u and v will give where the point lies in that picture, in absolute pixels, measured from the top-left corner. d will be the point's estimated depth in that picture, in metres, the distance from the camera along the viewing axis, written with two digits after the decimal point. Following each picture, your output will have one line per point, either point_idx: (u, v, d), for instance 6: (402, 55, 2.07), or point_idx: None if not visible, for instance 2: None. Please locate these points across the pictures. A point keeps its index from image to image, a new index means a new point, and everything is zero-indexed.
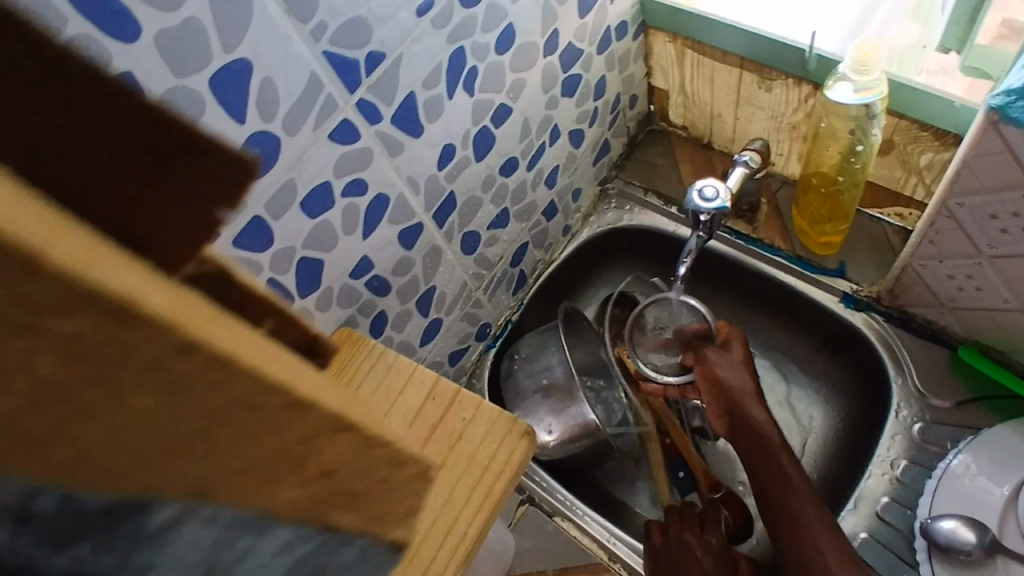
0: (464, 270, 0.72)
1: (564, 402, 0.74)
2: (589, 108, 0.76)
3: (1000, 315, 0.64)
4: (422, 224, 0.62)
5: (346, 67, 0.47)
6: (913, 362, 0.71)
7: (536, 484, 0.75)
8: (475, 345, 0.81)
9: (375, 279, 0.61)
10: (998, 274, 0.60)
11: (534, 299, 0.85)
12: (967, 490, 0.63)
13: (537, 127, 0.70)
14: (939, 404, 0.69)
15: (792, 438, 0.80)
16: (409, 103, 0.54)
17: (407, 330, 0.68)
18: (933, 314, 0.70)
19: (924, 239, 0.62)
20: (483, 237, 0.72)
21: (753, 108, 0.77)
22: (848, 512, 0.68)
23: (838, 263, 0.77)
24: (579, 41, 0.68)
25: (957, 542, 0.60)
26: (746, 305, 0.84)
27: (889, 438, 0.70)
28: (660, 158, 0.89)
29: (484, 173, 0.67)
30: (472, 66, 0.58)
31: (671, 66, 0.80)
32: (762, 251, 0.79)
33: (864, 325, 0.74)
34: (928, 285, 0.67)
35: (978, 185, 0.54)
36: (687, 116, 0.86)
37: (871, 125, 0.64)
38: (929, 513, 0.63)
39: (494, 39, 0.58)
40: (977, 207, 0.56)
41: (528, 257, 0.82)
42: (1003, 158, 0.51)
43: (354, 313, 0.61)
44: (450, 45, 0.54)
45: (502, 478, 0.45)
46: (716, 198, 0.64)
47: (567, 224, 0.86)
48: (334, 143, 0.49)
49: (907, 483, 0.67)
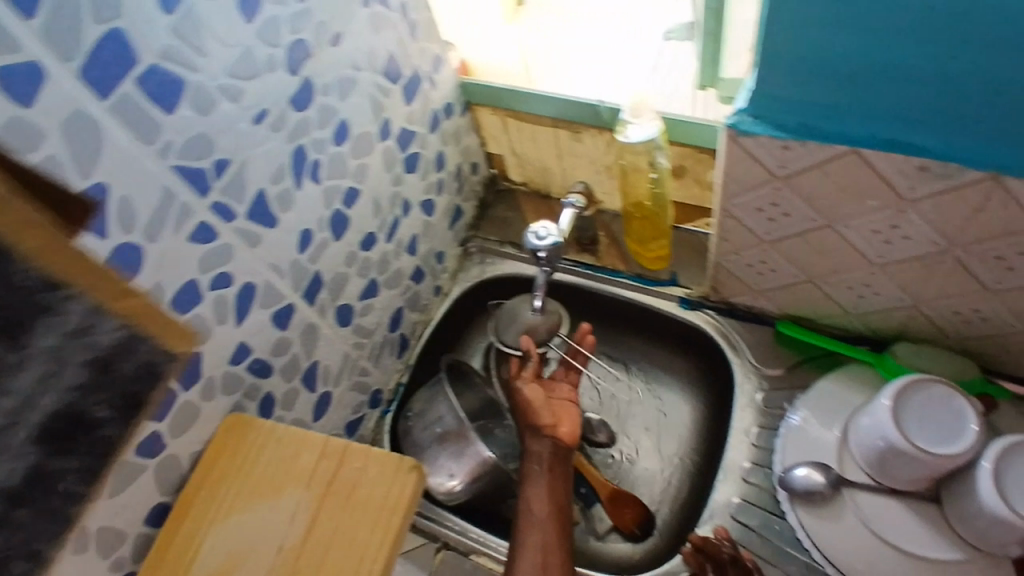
0: (343, 342, 0.77)
1: (460, 447, 0.79)
2: (434, 179, 0.86)
3: (799, 289, 0.76)
4: (293, 304, 0.68)
5: (194, 177, 0.54)
6: (746, 344, 0.83)
7: (449, 528, 0.80)
8: (370, 413, 0.85)
9: (256, 361, 0.66)
10: (782, 255, 0.72)
11: (419, 360, 0.91)
12: (810, 439, 0.74)
13: (387, 203, 0.78)
14: (773, 373, 0.81)
15: (671, 435, 0.90)
16: (261, 199, 0.61)
17: (298, 407, 0.73)
18: (750, 300, 0.82)
19: (721, 240, 0.73)
20: (357, 307, 0.78)
21: (574, 157, 0.89)
22: (704, 521, 0.76)
23: (670, 274, 0.89)
24: (411, 124, 0.78)
25: (811, 485, 0.70)
26: (606, 326, 0.95)
27: (741, 411, 0.80)
28: (508, 213, 1.00)
29: (345, 251, 0.74)
30: (314, 159, 0.66)
31: (499, 132, 0.92)
32: (608, 275, 0.91)
33: (703, 322, 0.86)
34: (738, 277, 0.79)
35: (739, 188, 0.65)
36: (524, 174, 0.98)
37: (659, 154, 0.77)
38: (783, 467, 0.73)
39: (330, 134, 0.67)
40: (746, 205, 0.67)
41: (405, 321, 0.88)
42: (750, 163, 0.62)
43: (240, 398, 0.65)
44: (290, 144, 0.63)
45: (399, 512, 0.55)
46: (548, 236, 0.74)
47: (437, 284, 0.93)
48: (194, 243, 0.55)
49: (762, 445, 0.78)
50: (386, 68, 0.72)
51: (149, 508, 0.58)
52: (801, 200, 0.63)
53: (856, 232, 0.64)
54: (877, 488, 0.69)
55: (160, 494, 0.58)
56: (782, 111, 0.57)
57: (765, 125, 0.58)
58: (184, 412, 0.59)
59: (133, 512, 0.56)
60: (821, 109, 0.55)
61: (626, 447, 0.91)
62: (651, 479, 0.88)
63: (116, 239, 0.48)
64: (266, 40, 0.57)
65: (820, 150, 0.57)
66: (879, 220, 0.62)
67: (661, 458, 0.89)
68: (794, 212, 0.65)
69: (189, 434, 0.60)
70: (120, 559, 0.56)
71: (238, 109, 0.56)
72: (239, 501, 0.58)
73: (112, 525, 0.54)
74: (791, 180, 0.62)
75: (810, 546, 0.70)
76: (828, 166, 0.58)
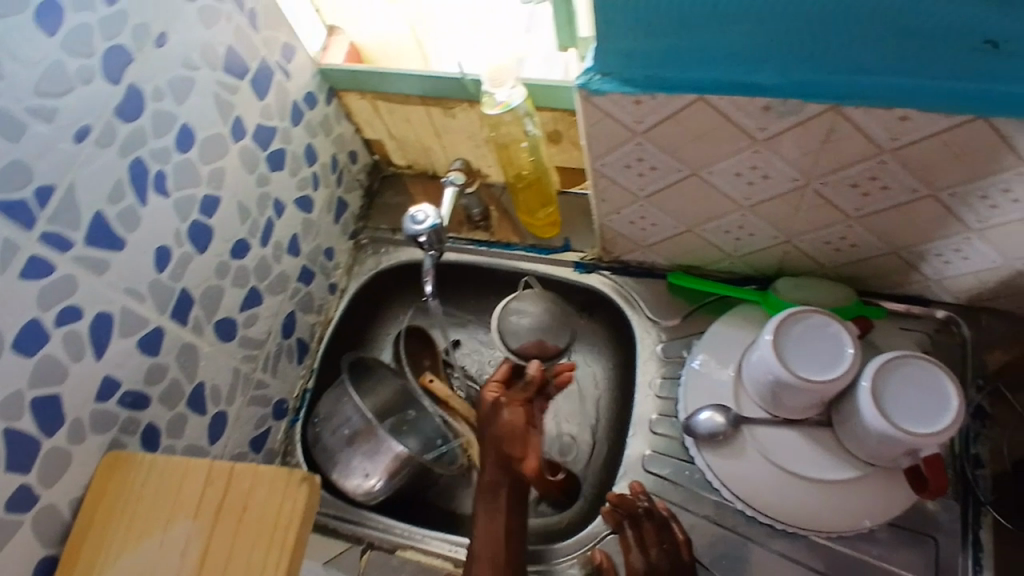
0: (231, 357, 0.74)
1: (372, 446, 0.77)
2: (307, 174, 0.82)
3: (681, 239, 0.77)
4: (162, 327, 0.65)
5: (12, 208, 0.50)
6: (642, 299, 0.84)
7: (372, 527, 0.78)
8: (276, 424, 0.82)
9: (129, 394, 0.62)
10: (660, 209, 0.72)
11: (324, 363, 0.88)
12: (709, 383, 0.75)
13: (255, 206, 0.74)
14: (671, 323, 0.82)
15: (585, 398, 0.90)
16: (100, 221, 0.57)
17: (189, 432, 0.70)
18: (639, 256, 0.83)
19: (598, 201, 0.73)
20: (239, 319, 0.74)
21: (450, 133, 0.87)
22: (620, 478, 0.77)
23: (563, 240, 0.88)
24: (268, 119, 0.74)
25: (714, 427, 0.72)
26: (508, 299, 0.94)
27: (644, 364, 0.81)
28: (398, 198, 0.97)
29: (213, 262, 0.69)
30: (158, 170, 0.62)
31: (372, 117, 0.88)
32: (502, 249, 0.89)
33: (598, 283, 0.86)
34: (624, 235, 0.79)
35: (603, 148, 0.65)
36: (407, 156, 0.94)
37: (528, 121, 0.76)
38: (687, 413, 0.75)
39: (173, 141, 0.63)
40: (614, 163, 0.66)
41: (300, 324, 0.85)
42: (609, 122, 0.61)
43: (118, 434, 0.62)
44: (126, 158, 0.58)
45: (292, 528, 0.53)
46: (426, 219, 0.72)
47: (330, 282, 0.90)
48: (27, 280, 0.52)
49: (667, 396, 0.79)
50: (227, 63, 0.67)
51: (34, 562, 0.54)
52: (664, 152, 0.63)
53: (721, 177, 0.65)
54: (774, 421, 0.71)
55: (42, 546, 0.54)
56: (627, 66, 0.56)
57: (612, 81, 0.57)
58: (49, 462, 0.55)
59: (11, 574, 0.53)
60: (663, 59, 0.54)
61: (545, 415, 0.91)
62: (572, 444, 0.89)
63: None
64: (75, 51, 0.53)
65: (670, 102, 0.57)
66: (742, 162, 0.62)
67: (579, 422, 0.89)
68: (661, 165, 0.65)
69: (70, 477, 0.57)
70: None
71: (54, 129, 0.52)
72: (124, 545, 0.54)
73: None
74: (649, 134, 0.61)
75: (719, 485, 0.72)
76: (680, 116, 0.58)
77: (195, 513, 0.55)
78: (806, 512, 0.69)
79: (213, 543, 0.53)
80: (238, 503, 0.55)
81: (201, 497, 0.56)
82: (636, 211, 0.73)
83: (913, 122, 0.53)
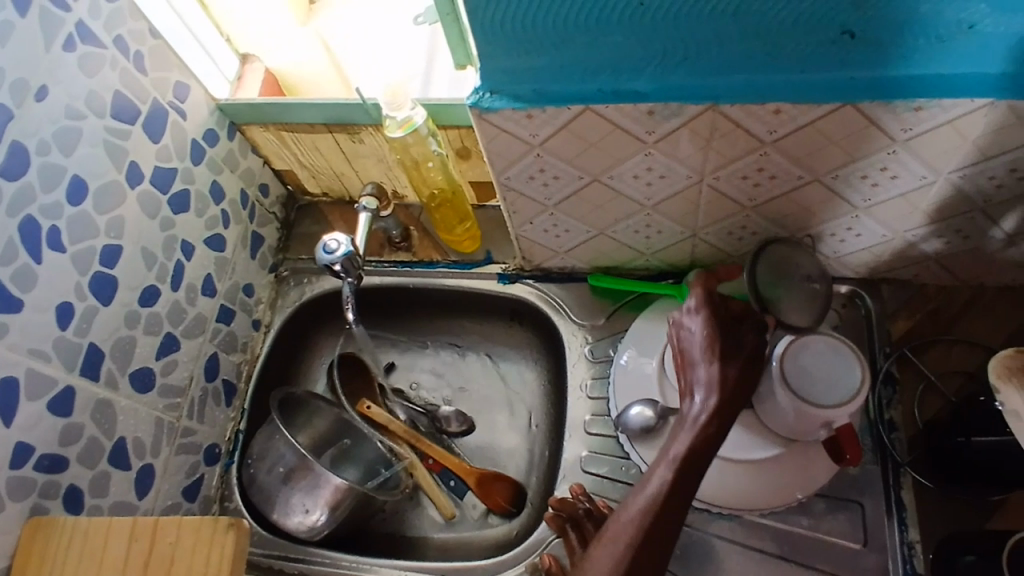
0: (152, 407, 0.72)
1: (311, 481, 0.76)
2: (216, 213, 0.80)
3: (595, 242, 0.78)
4: (73, 385, 0.62)
5: None
6: (567, 304, 0.86)
7: (321, 564, 0.77)
8: (209, 470, 0.80)
9: (45, 458, 0.60)
10: (570, 216, 0.74)
11: (255, 401, 0.86)
12: (636, 378, 0.77)
13: (162, 250, 0.72)
14: (596, 325, 0.84)
15: (524, 407, 0.91)
16: None
17: (113, 490, 0.67)
18: (559, 262, 0.84)
19: (510, 213, 0.74)
20: (157, 367, 0.72)
21: (360, 158, 0.87)
22: (561, 482, 0.77)
23: (485, 253, 0.89)
24: (165, 161, 0.72)
25: (645, 422, 0.73)
26: (438, 318, 0.94)
27: (574, 367, 0.83)
28: (317, 227, 0.96)
29: (121, 312, 0.67)
30: (51, 226, 0.60)
31: (279, 149, 0.87)
32: (425, 269, 0.90)
33: (523, 292, 0.87)
34: (540, 243, 0.80)
35: (505, 162, 0.66)
36: (321, 184, 0.94)
37: (432, 141, 0.77)
38: (618, 410, 0.76)
39: (63, 194, 0.61)
40: (518, 176, 0.68)
41: (225, 365, 0.83)
42: (505, 137, 0.62)
43: (37, 500, 0.59)
44: (14, 219, 0.57)
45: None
46: (340, 247, 0.71)
47: (253, 318, 0.88)
48: None
49: (598, 396, 0.81)
50: (115, 110, 0.66)
51: None
52: (563, 161, 0.65)
53: (622, 180, 0.67)
54: None
55: None
56: (513, 82, 0.57)
57: (502, 98, 0.58)
58: None
59: None
60: (546, 73, 0.56)
61: (487, 429, 0.91)
62: (514, 453, 0.89)
63: None
64: None
65: (559, 114, 0.59)
66: (639, 163, 0.64)
67: (519, 431, 0.90)
68: (563, 174, 0.67)
69: None
70: None
71: None
72: None
73: None
74: (546, 145, 0.63)
75: None
76: (572, 126, 0.60)
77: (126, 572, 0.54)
78: (739, 493, 0.72)
79: (655, 558, 0.57)
80: (667, 540, 0.57)
81: (659, 526, 0.57)
82: (547, 218, 0.75)
83: (787, 114, 0.56)
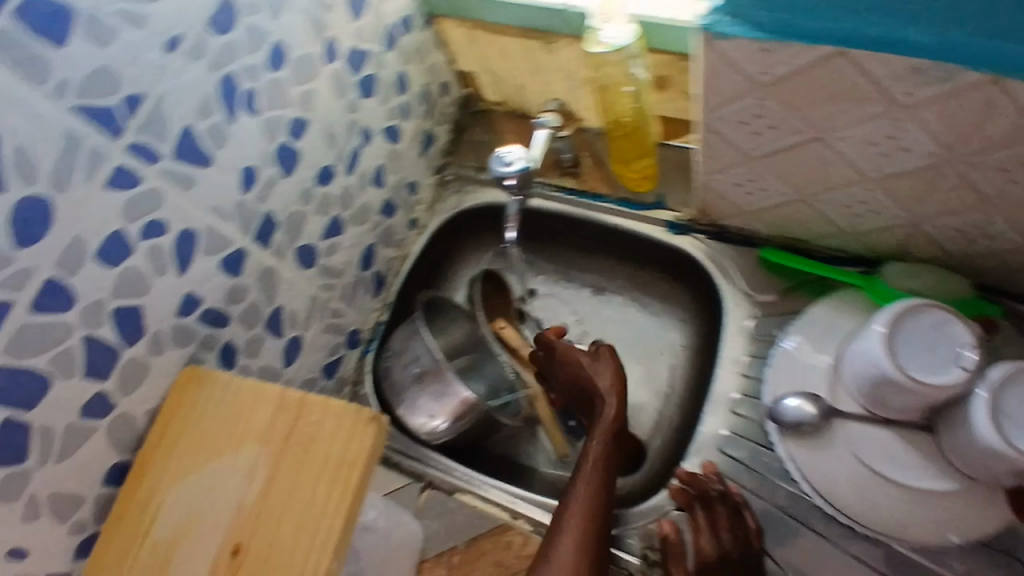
0: (310, 283, 0.74)
1: (440, 387, 0.77)
2: (397, 104, 0.79)
3: (789, 208, 0.70)
4: (245, 249, 0.64)
5: (101, 116, 0.49)
6: (737, 269, 0.78)
7: (435, 469, 0.79)
8: (348, 354, 0.83)
9: (209, 312, 0.62)
10: (772, 172, 0.65)
11: (399, 298, 0.88)
12: (800, 368, 0.70)
13: (343, 133, 0.72)
14: (765, 299, 0.76)
15: (661, 365, 0.87)
16: (189, 136, 0.56)
17: (265, 354, 0.70)
18: (740, 222, 0.76)
19: (704, 157, 0.67)
20: (320, 247, 0.74)
21: (548, 71, 0.81)
22: (691, 454, 0.73)
23: (657, 196, 0.83)
24: (362, 43, 0.71)
25: (802, 417, 0.66)
26: (592, 255, 0.90)
27: (730, 339, 0.76)
28: (486, 136, 0.93)
29: (298, 187, 0.68)
30: (249, 88, 0.60)
31: (468, 48, 0.84)
32: (590, 201, 0.85)
33: (690, 246, 0.81)
34: (726, 197, 0.73)
35: (719, 99, 0.58)
36: (499, 92, 0.90)
37: (635, 64, 0.70)
38: (772, 397, 0.70)
39: (264, 58, 0.61)
40: (728, 118, 0.60)
41: (379, 258, 0.84)
42: (729, 70, 0.54)
43: (196, 350, 0.62)
44: (215, 74, 0.57)
45: (358, 465, 0.53)
46: (515, 162, 0.68)
47: (412, 218, 0.88)
48: (113, 190, 0.51)
49: (752, 376, 0.74)
50: None
51: (106, 469, 0.56)
52: (787, 109, 0.56)
53: (850, 144, 0.58)
54: (869, 418, 0.65)
55: (117, 453, 0.56)
56: (759, 10, 0.49)
57: (740, 24, 0.50)
58: (128, 373, 0.56)
59: (88, 474, 0.54)
60: (803, 4, 0.47)
61: None
62: (642, 410, 0.85)
63: (16, 192, 0.45)
64: None
65: (803, 53, 0.50)
66: (878, 129, 0.55)
67: (651, 389, 0.86)
68: (781, 123, 0.58)
69: (148, 388, 0.58)
70: (80, 522, 0.54)
71: (145, 36, 0.50)
72: (197, 458, 0.56)
73: (62, 489, 0.52)
74: (775, 87, 0.55)
75: (799, 478, 0.68)
76: (814, 70, 0.51)
77: (266, 440, 0.56)
78: (896, 520, 0.64)
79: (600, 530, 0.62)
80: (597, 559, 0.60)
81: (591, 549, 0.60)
82: (744, 171, 0.67)
83: None
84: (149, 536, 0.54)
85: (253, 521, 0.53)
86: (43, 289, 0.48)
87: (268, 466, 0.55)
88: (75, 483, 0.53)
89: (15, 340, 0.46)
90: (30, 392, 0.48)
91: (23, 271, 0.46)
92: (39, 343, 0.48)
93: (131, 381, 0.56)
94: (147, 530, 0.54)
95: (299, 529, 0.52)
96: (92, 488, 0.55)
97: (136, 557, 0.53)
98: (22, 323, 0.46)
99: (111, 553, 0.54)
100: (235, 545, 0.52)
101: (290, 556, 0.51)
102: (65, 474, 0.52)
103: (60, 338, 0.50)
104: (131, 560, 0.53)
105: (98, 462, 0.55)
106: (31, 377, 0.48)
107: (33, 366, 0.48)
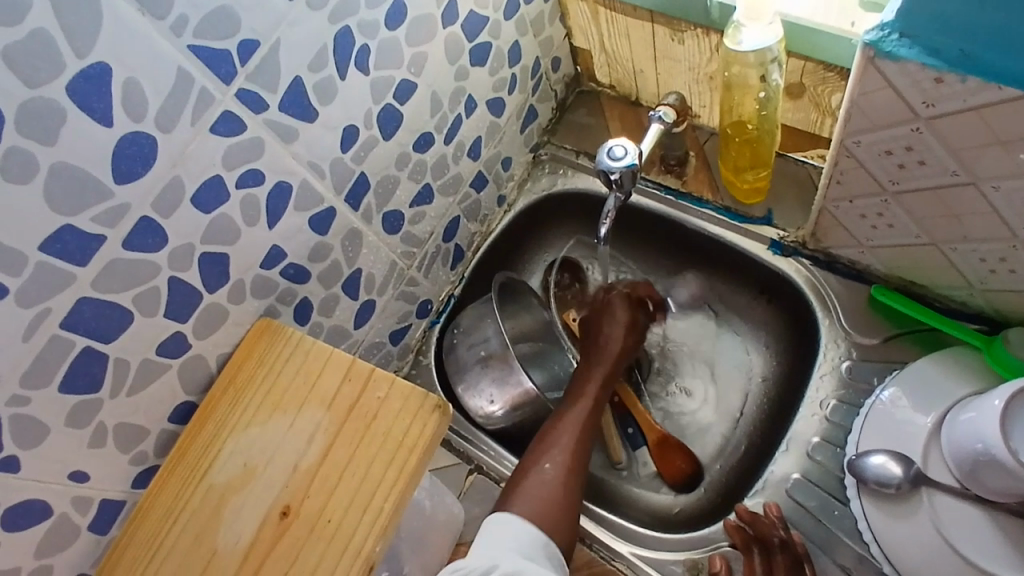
0: (392, 248, 0.72)
1: (504, 372, 0.75)
2: (506, 75, 0.75)
3: (915, 250, 0.63)
4: (335, 208, 0.63)
5: (217, 58, 0.47)
6: (841, 305, 0.72)
7: (484, 452, 0.77)
8: (417, 322, 0.81)
9: (291, 267, 0.61)
10: (906, 210, 0.59)
11: (475, 274, 0.86)
12: (895, 425, 0.64)
13: (448, 100, 0.69)
14: (865, 342, 0.70)
15: (736, 388, 0.82)
16: (297, 88, 0.54)
17: (337, 314, 0.69)
18: (855, 254, 0.70)
19: (832, 181, 0.61)
20: (407, 214, 0.72)
21: (671, 61, 0.76)
22: (755, 492, 0.69)
23: (766, 211, 0.77)
24: (481, 8, 0.68)
25: (884, 477, 0.61)
26: (682, 262, 0.85)
27: (819, 378, 0.71)
28: (589, 119, 0.89)
29: (395, 151, 0.66)
30: (362, 45, 0.58)
31: (588, 25, 0.79)
32: (690, 205, 0.80)
33: (792, 270, 0.75)
34: (845, 226, 0.66)
35: (867, 123, 0.52)
36: (612, 75, 0.85)
37: (774, 68, 0.64)
38: (857, 450, 0.64)
39: (383, 15, 0.58)
40: (872, 144, 0.54)
41: (462, 231, 0.82)
42: (887, 95, 0.48)
43: (273, 303, 0.62)
44: (333, 26, 0.54)
45: (416, 451, 0.52)
46: (625, 157, 0.64)
47: (501, 193, 0.85)
48: (217, 135, 0.50)
49: (836, 422, 0.69)
50: None
51: (175, 406, 0.56)
52: (944, 146, 0.50)
53: (1008, 198, 0.51)
54: (963, 494, 0.59)
55: (186, 393, 0.57)
56: (940, 32, 0.43)
57: (913, 45, 0.44)
58: (205, 318, 0.55)
59: (155, 410, 0.55)
60: (995, 33, 0.41)
61: (688, 394, 0.83)
62: (707, 431, 0.81)
63: (125, 128, 0.44)
64: None
65: (981, 91, 0.44)
66: None
67: (720, 410, 0.82)
68: (932, 161, 0.52)
69: (223, 335, 0.58)
70: (143, 453, 0.55)
71: None
72: (260, 412, 0.56)
73: (130, 421, 0.53)
74: (935, 122, 0.48)
75: (869, 539, 0.62)
76: (989, 111, 0.45)
77: (329, 407, 0.55)
78: None
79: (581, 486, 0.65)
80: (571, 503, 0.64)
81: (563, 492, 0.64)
82: (874, 203, 0.60)
83: None
84: (205, 479, 0.55)
85: (305, 487, 0.53)
86: (137, 226, 0.47)
87: (327, 434, 0.54)
88: (143, 417, 0.54)
89: (103, 275, 0.46)
90: (112, 326, 0.48)
91: (120, 208, 0.45)
92: (122, 279, 0.48)
93: (207, 325, 0.56)
94: (203, 474, 0.55)
95: (349, 503, 0.52)
96: (157, 423, 0.55)
97: (190, 498, 0.54)
98: (111, 259, 0.46)
99: (168, 488, 0.55)
100: (284, 506, 0.52)
101: (338, 528, 0.51)
102: (133, 409, 0.52)
103: (147, 277, 0.49)
104: (185, 499, 0.54)
105: (165, 399, 0.55)
106: (113, 311, 0.48)
107: (116, 300, 0.48)
